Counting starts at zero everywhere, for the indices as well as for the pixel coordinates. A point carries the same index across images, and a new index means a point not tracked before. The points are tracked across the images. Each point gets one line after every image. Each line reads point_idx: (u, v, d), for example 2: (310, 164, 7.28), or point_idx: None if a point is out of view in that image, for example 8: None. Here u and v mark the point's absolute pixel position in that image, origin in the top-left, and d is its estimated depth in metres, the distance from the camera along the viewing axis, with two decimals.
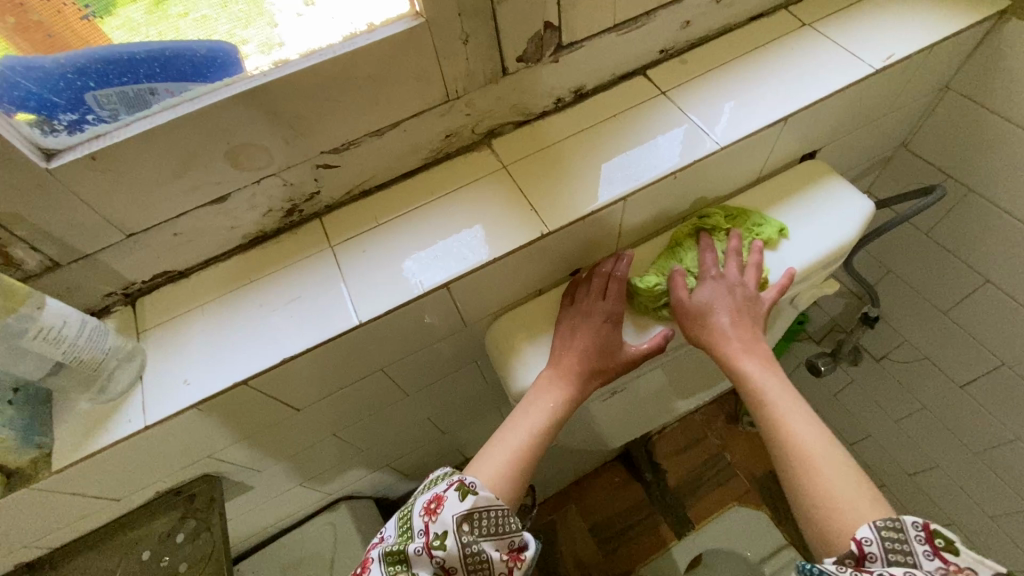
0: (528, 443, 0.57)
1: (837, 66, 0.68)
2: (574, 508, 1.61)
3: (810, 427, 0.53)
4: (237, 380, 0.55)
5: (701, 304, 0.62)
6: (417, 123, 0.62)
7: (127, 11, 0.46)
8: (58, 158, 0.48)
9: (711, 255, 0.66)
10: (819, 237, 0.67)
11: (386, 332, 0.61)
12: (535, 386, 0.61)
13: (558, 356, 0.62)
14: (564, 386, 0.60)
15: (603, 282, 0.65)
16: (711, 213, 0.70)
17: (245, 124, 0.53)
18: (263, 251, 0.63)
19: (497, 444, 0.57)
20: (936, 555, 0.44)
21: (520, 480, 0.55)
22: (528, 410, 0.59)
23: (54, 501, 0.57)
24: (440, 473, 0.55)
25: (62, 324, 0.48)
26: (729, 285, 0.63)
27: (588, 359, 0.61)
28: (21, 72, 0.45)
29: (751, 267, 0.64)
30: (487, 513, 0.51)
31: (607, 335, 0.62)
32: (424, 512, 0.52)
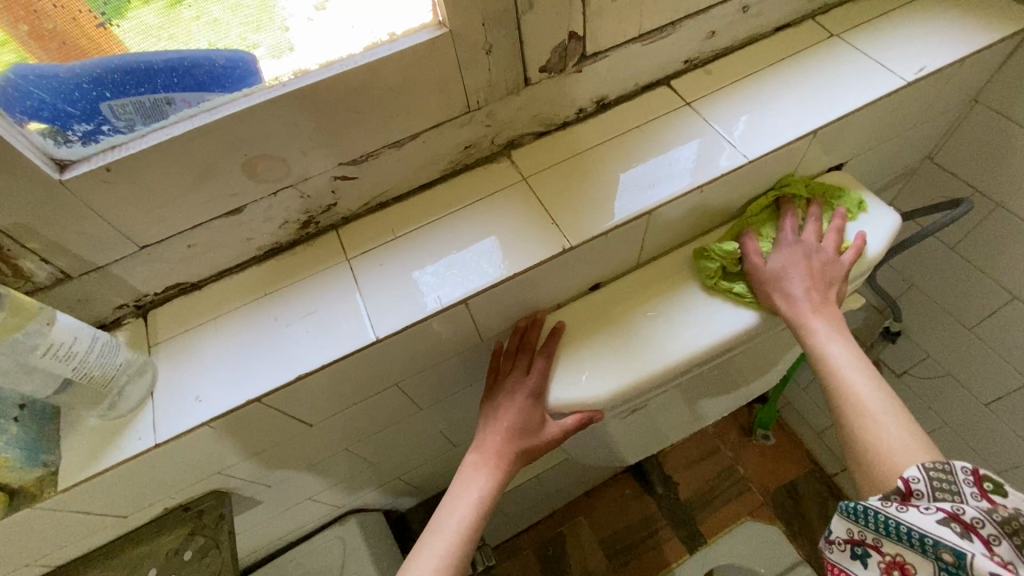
0: (454, 542, 0.54)
1: (868, 77, 0.66)
2: (584, 521, 1.59)
3: (872, 385, 0.54)
4: (251, 397, 0.54)
5: (776, 266, 0.63)
6: (436, 134, 0.60)
7: (140, 14, 0.43)
8: (71, 169, 0.47)
9: (790, 222, 0.66)
10: (877, 236, 0.66)
11: (403, 348, 0.59)
12: (459, 475, 0.59)
13: (481, 442, 0.61)
14: (486, 474, 0.58)
15: (527, 358, 0.64)
16: (793, 183, 0.69)
17: (262, 135, 0.51)
18: (279, 263, 0.62)
19: (422, 547, 0.54)
20: (985, 499, 0.43)
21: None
22: (454, 504, 0.57)
23: (61, 519, 0.55)
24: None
25: (73, 341, 0.46)
26: (806, 250, 0.64)
27: (512, 440, 0.60)
28: (34, 80, 0.43)
29: (832, 233, 0.65)
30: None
31: (529, 414, 0.61)
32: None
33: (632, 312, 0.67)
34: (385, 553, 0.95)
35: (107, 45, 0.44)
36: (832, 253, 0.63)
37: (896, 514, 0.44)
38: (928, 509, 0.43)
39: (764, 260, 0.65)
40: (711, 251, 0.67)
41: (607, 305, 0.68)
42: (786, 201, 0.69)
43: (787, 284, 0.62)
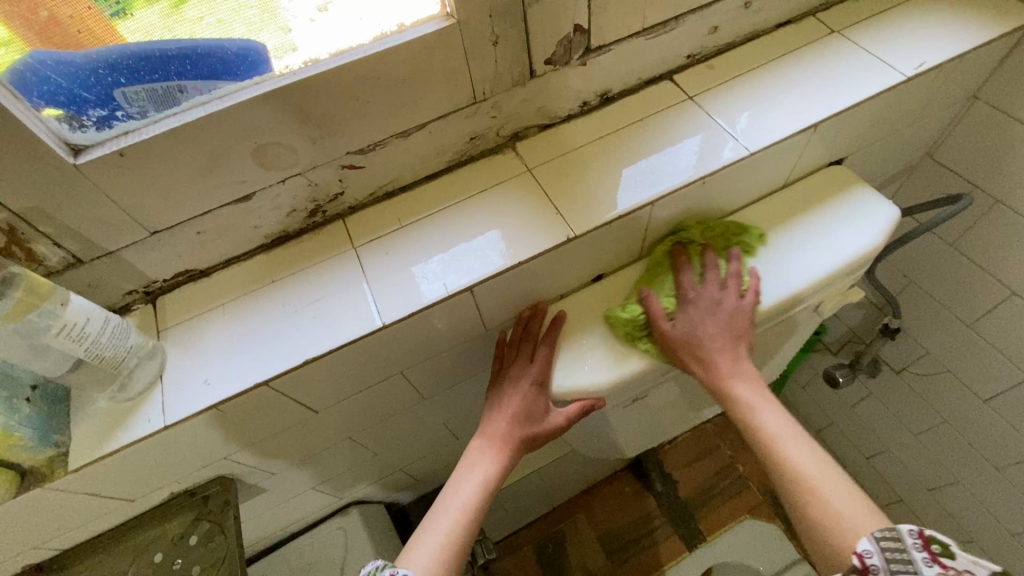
0: (459, 522, 0.54)
1: (868, 72, 0.67)
2: (583, 517, 1.59)
3: (804, 451, 0.54)
4: (259, 380, 0.54)
5: (683, 331, 0.61)
6: (442, 125, 0.61)
7: (144, 15, 0.45)
8: (86, 154, 0.48)
9: (686, 275, 0.65)
10: (789, 279, 0.65)
11: (409, 335, 0.60)
12: (463, 459, 0.60)
13: (486, 429, 0.61)
14: (491, 457, 0.59)
15: (531, 347, 0.65)
16: (688, 228, 0.69)
17: (273, 123, 0.52)
18: (286, 251, 0.63)
19: (427, 527, 0.54)
20: (935, 562, 0.43)
21: (455, 563, 0.52)
22: (460, 485, 0.57)
23: (69, 500, 0.56)
24: (374, 568, 0.51)
25: (86, 322, 0.47)
26: (707, 307, 0.62)
27: (517, 426, 0.61)
28: (51, 66, 0.44)
29: (733, 280, 0.63)
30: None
31: (532, 401, 0.62)
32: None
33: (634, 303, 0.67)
34: (387, 544, 0.96)
35: (107, 38, 0.45)
36: (737, 302, 0.62)
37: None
38: None
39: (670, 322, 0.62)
40: (615, 316, 0.64)
41: (608, 297, 0.68)
42: (679, 252, 0.67)
43: (699, 349, 0.61)
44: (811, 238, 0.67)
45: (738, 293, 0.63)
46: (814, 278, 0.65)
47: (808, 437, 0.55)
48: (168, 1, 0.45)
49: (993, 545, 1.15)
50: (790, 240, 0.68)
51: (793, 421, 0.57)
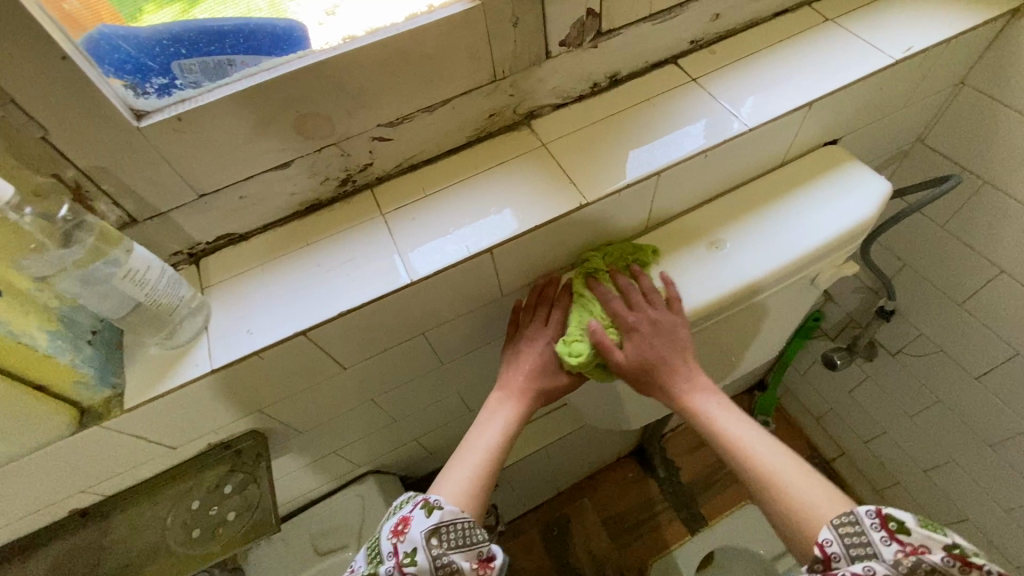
0: (484, 460, 0.59)
1: (859, 56, 0.72)
2: (588, 502, 1.62)
3: (763, 447, 0.57)
4: (297, 330, 0.59)
5: (634, 356, 0.64)
6: (464, 101, 0.66)
7: (154, 17, 0.50)
8: (147, 118, 0.53)
9: (614, 300, 0.67)
10: (708, 284, 0.68)
11: (433, 294, 0.65)
12: (484, 408, 0.65)
13: (504, 381, 0.66)
14: (510, 404, 0.64)
15: (547, 310, 0.69)
16: (590, 257, 0.71)
17: (313, 94, 0.57)
18: (318, 217, 0.68)
19: (454, 464, 0.59)
20: (893, 540, 0.46)
21: (483, 494, 0.57)
22: (482, 428, 0.62)
23: (119, 442, 0.60)
24: (406, 495, 0.56)
25: (147, 269, 0.51)
26: (649, 327, 0.64)
27: (534, 378, 0.66)
28: (122, 36, 0.50)
29: (654, 296, 0.67)
30: (453, 526, 0.52)
31: (548, 357, 0.66)
32: (391, 533, 0.53)
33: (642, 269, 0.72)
34: None
35: (170, 16, 0.51)
36: (674, 316, 0.65)
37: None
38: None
39: (619, 351, 0.64)
40: (568, 356, 0.64)
41: None
42: (594, 280, 0.69)
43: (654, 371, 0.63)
44: (791, 219, 0.72)
45: (671, 309, 0.66)
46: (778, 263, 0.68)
47: (765, 433, 0.58)
48: (179, 6, 0.51)
49: (988, 522, 1.19)
50: (780, 217, 0.72)
51: (749, 420, 0.60)
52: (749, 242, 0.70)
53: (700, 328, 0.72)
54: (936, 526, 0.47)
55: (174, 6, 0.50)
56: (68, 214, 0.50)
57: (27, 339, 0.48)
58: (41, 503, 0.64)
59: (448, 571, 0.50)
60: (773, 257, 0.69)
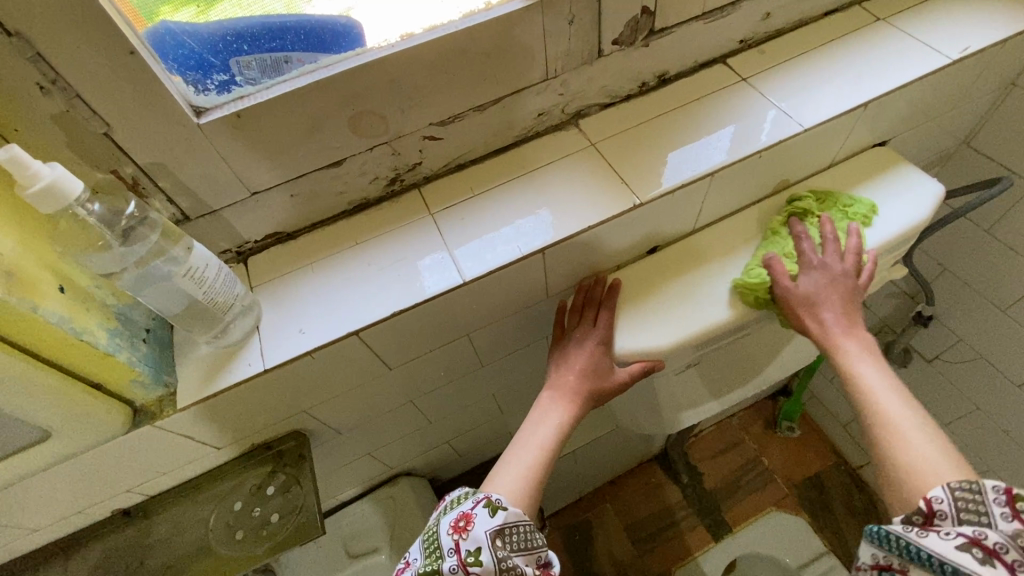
0: (538, 458, 0.59)
1: (913, 56, 0.71)
2: (610, 507, 1.60)
3: (899, 403, 0.54)
4: (350, 330, 0.59)
5: (805, 289, 0.63)
6: (516, 100, 0.65)
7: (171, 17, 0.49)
8: (207, 115, 0.52)
9: (808, 244, 0.67)
10: (896, 218, 0.69)
11: (483, 295, 0.64)
12: (538, 404, 0.64)
13: (556, 376, 0.66)
14: (563, 403, 0.63)
15: (595, 310, 0.68)
16: (802, 198, 0.72)
17: (370, 92, 0.57)
18: (366, 217, 0.67)
19: (510, 459, 0.59)
20: (1015, 518, 0.42)
21: (535, 492, 0.57)
22: (535, 424, 0.62)
23: (167, 441, 0.60)
24: (468, 490, 0.56)
25: (205, 267, 0.51)
26: (835, 272, 0.64)
27: (585, 380, 0.64)
28: (188, 32, 0.50)
29: (838, 247, 0.66)
30: (517, 529, 0.52)
31: (597, 359, 0.65)
32: (453, 529, 0.53)
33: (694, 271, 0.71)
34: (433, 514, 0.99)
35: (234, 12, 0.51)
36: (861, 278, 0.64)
37: (920, 541, 0.44)
38: (948, 535, 0.43)
39: (792, 281, 0.64)
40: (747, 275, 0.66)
41: (665, 266, 0.72)
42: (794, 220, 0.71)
43: (820, 306, 0.62)
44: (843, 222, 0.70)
45: (856, 265, 0.64)
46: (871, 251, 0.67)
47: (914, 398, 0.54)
48: (195, 7, 0.49)
49: None
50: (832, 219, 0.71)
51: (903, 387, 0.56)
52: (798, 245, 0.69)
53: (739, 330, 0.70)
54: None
55: (193, 7, 0.49)
56: (133, 212, 0.50)
57: (89, 338, 0.48)
58: (85, 502, 0.64)
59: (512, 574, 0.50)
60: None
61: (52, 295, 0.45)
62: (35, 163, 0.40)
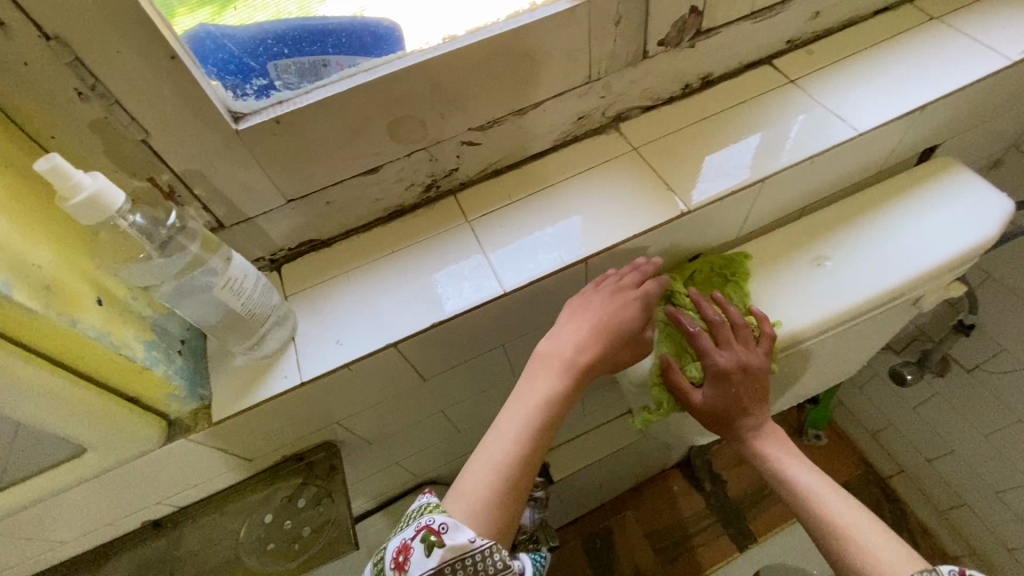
0: (509, 455, 0.48)
1: (972, 57, 0.68)
2: (632, 515, 1.57)
3: (840, 504, 0.56)
4: (389, 342, 0.57)
5: (713, 401, 0.62)
6: (557, 103, 0.63)
7: (187, 19, 0.46)
8: (246, 120, 0.51)
9: (704, 335, 0.62)
10: (960, 228, 0.66)
11: (522, 305, 0.62)
12: (522, 380, 0.53)
13: (545, 351, 0.54)
14: (549, 383, 0.52)
15: (635, 279, 0.59)
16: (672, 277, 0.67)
17: (411, 96, 0.55)
18: (401, 224, 0.66)
19: (478, 455, 0.49)
20: None
21: (506, 499, 0.47)
22: (512, 409, 0.51)
23: (198, 453, 0.58)
24: (413, 511, 0.47)
25: (244, 278, 0.49)
26: (738, 369, 0.61)
27: (580, 358, 0.54)
28: (228, 35, 0.48)
29: (743, 330, 0.62)
30: (461, 566, 0.42)
31: (614, 329, 0.56)
32: (393, 563, 0.45)
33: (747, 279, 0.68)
34: None
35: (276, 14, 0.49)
36: (761, 358, 0.61)
37: None
38: None
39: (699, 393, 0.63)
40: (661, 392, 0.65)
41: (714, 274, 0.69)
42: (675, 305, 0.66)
43: (736, 415, 0.63)
44: (897, 232, 0.67)
45: (760, 350, 0.62)
46: (885, 287, 0.64)
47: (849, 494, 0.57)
48: (209, 8, 0.47)
49: None
50: (886, 228, 0.68)
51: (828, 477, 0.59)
52: (853, 258, 0.66)
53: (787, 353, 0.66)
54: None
55: (206, 8, 0.46)
56: (175, 221, 0.48)
57: (127, 351, 0.46)
58: (115, 514, 0.63)
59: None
60: (879, 275, 0.65)
61: (91, 307, 0.44)
62: (77, 173, 0.38)
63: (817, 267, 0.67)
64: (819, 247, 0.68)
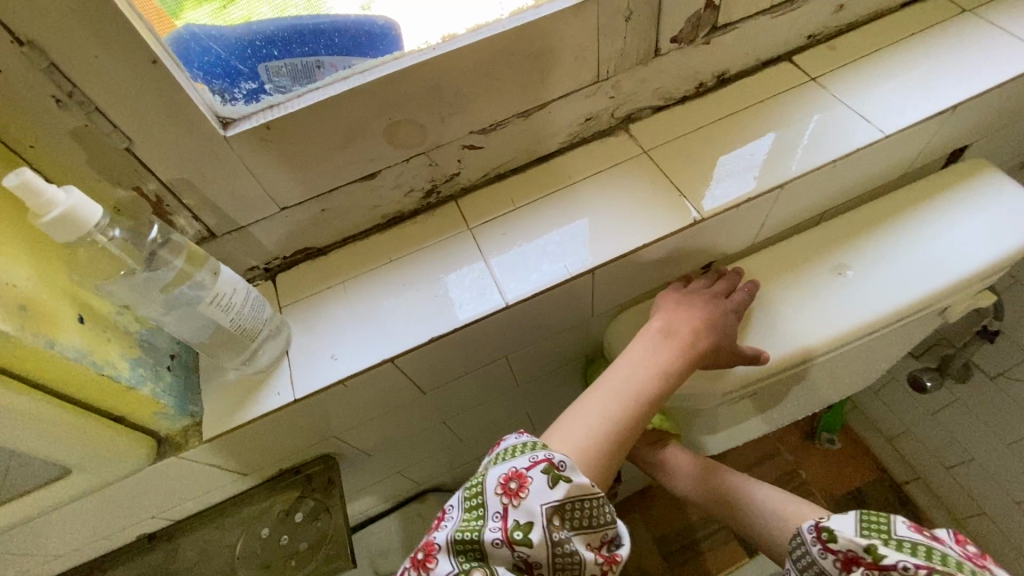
0: (626, 411, 0.49)
1: (1008, 52, 0.64)
2: (640, 518, 1.44)
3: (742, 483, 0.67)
4: (385, 357, 0.55)
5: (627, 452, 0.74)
6: (563, 105, 0.60)
7: (194, 15, 0.44)
8: (234, 127, 0.48)
9: None
10: (996, 233, 0.62)
11: (526, 318, 0.59)
12: (635, 348, 0.55)
13: (661, 328, 0.56)
14: (665, 358, 0.54)
15: (727, 287, 0.62)
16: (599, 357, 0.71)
17: (409, 99, 0.52)
18: (400, 231, 0.63)
19: (586, 403, 0.50)
20: (829, 552, 0.48)
21: (609, 452, 0.47)
22: (630, 369, 0.53)
23: (190, 469, 0.56)
24: (528, 441, 0.45)
25: (233, 292, 0.47)
26: None
27: (698, 336, 0.56)
28: (213, 36, 0.45)
29: None
30: (580, 504, 0.43)
31: (724, 325, 0.58)
32: (502, 490, 0.43)
33: (763, 289, 0.64)
34: None
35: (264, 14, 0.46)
36: None
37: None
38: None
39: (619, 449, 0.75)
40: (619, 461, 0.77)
41: None
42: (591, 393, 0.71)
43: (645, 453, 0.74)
44: (928, 238, 0.63)
45: None
46: (910, 299, 0.60)
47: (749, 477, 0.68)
48: (216, 2, 0.44)
49: None
50: (915, 233, 0.64)
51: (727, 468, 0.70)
52: (879, 265, 0.63)
53: (802, 368, 0.63)
54: (880, 527, 0.46)
55: (213, 2, 0.44)
56: (157, 236, 0.47)
57: (110, 370, 0.44)
58: (109, 529, 0.61)
59: (569, 561, 0.41)
60: (906, 285, 0.61)
61: (71, 325, 0.42)
62: (50, 188, 0.36)
63: (842, 275, 0.63)
64: (841, 254, 0.64)
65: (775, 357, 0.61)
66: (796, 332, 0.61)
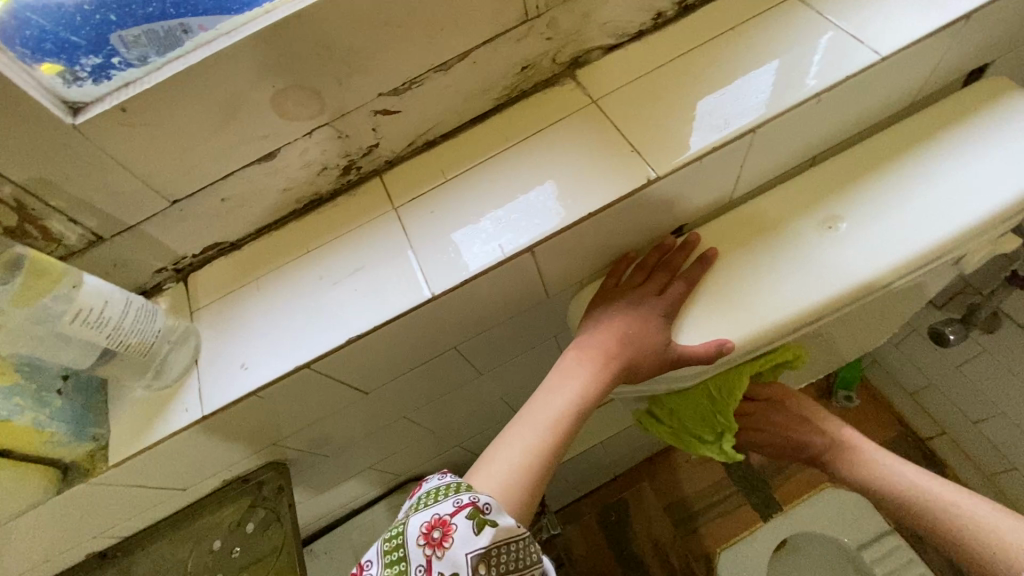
0: (543, 441, 0.47)
1: None
2: (648, 487, 1.21)
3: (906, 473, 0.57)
4: (300, 363, 0.48)
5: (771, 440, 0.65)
6: (489, 53, 0.51)
7: None
8: (84, 112, 0.42)
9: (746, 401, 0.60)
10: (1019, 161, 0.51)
11: (464, 306, 0.52)
12: (554, 373, 0.52)
13: (581, 345, 0.53)
14: (583, 378, 0.51)
15: (665, 279, 0.54)
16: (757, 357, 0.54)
17: (292, 61, 0.44)
18: (321, 216, 0.56)
19: (503, 440, 0.48)
20: None
21: (534, 487, 0.45)
22: (547, 395, 0.50)
23: (113, 493, 0.52)
24: (452, 482, 0.40)
25: (104, 306, 0.43)
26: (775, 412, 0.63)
27: (626, 345, 0.51)
28: (31, 5, 0.38)
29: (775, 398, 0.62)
30: (506, 548, 0.38)
31: (646, 334, 0.51)
32: (425, 540, 0.38)
33: (736, 257, 0.55)
34: None
35: None
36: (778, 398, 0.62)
37: None
38: None
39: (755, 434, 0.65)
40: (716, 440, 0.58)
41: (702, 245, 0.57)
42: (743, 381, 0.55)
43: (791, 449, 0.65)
44: (934, 181, 0.53)
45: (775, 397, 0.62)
46: (914, 252, 0.50)
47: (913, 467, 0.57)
48: None
49: None
50: (917, 176, 0.53)
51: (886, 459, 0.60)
52: (876, 217, 0.52)
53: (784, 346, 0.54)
54: None
55: None
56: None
57: None
58: (49, 552, 0.58)
59: None
60: (906, 238, 0.51)
61: None
62: None
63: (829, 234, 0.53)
64: (828, 207, 0.55)
65: (750, 335, 0.51)
66: (777, 303, 0.51)
